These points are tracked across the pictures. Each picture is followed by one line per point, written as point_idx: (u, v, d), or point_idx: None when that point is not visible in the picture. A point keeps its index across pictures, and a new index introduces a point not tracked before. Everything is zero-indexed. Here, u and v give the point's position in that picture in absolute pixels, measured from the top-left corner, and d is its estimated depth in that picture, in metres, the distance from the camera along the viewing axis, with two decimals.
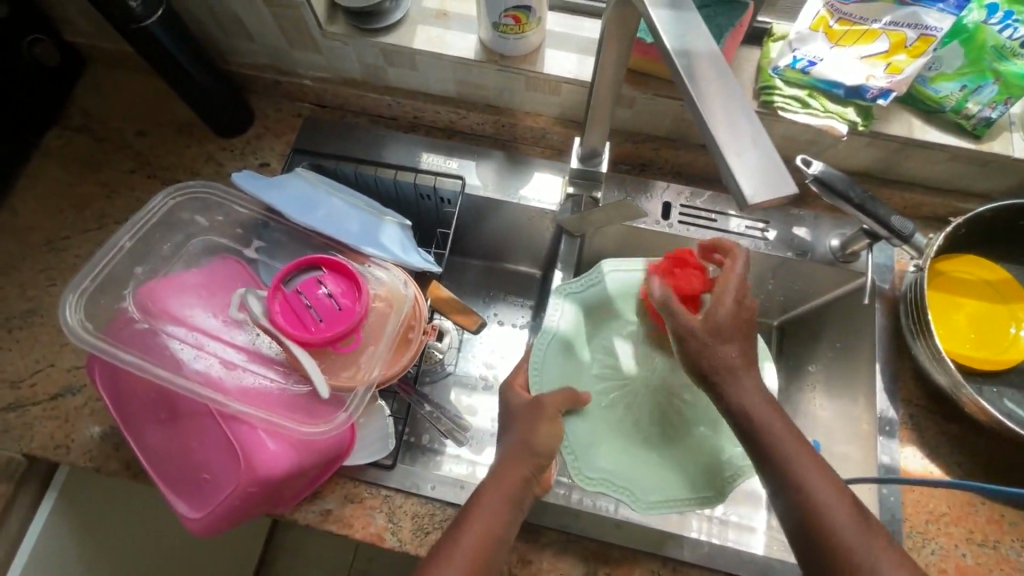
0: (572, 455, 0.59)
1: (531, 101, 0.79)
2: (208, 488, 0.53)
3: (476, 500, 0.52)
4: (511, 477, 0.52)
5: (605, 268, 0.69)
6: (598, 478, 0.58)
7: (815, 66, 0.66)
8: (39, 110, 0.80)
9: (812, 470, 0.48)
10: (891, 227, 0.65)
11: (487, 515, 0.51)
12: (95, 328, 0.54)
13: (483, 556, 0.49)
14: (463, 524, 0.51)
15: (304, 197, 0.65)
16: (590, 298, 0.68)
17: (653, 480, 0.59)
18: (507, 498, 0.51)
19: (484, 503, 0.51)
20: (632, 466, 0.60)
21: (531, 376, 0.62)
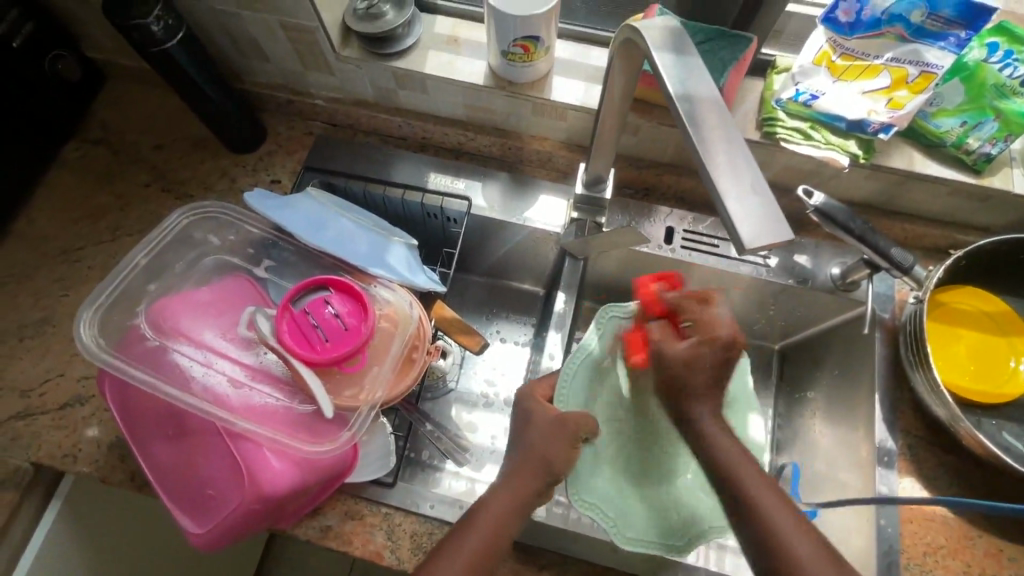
0: (574, 476, 0.59)
1: (538, 126, 0.80)
2: (212, 504, 0.54)
3: (477, 513, 0.52)
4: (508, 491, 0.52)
5: None
6: (592, 502, 0.58)
7: (817, 100, 0.68)
8: (59, 123, 0.83)
9: (772, 496, 0.47)
10: (891, 258, 0.65)
11: (486, 529, 0.51)
12: (108, 344, 0.55)
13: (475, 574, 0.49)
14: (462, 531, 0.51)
15: (314, 217, 0.66)
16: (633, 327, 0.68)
17: (647, 516, 0.59)
18: (502, 512, 0.51)
19: (480, 514, 0.51)
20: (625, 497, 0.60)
21: (557, 386, 0.63)
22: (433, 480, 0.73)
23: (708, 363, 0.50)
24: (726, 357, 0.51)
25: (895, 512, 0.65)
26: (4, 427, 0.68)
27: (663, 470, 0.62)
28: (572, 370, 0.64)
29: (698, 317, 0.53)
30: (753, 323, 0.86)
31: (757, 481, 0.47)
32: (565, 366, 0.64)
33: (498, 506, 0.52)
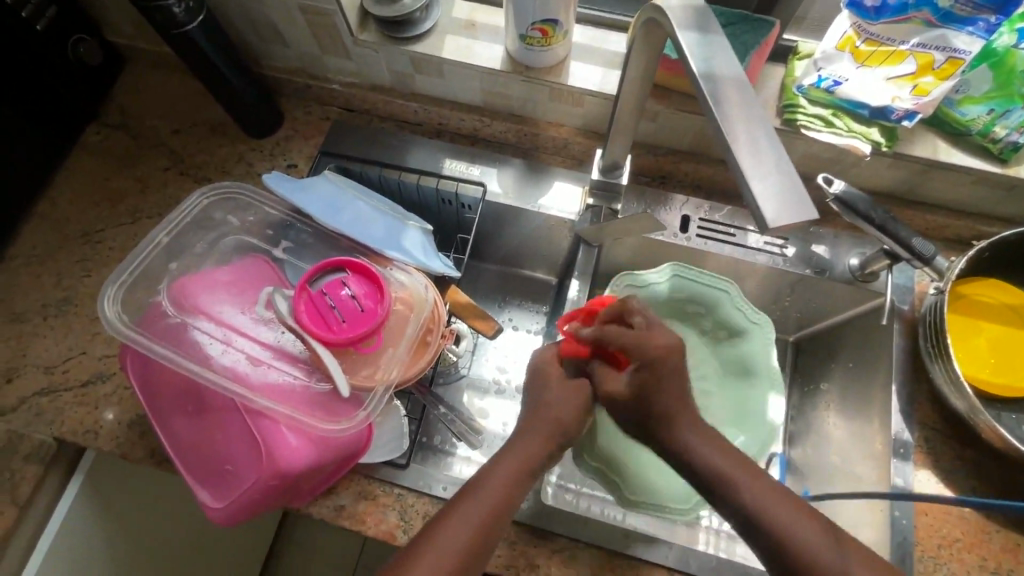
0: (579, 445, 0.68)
1: (555, 112, 0.80)
2: (230, 479, 0.55)
3: (476, 488, 0.52)
4: (510, 464, 0.53)
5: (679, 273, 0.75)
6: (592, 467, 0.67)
7: (840, 85, 0.66)
8: (81, 106, 0.84)
9: (757, 489, 0.48)
10: (912, 248, 0.65)
11: (487, 502, 0.51)
12: (131, 320, 0.57)
13: (472, 549, 0.49)
14: (461, 502, 0.51)
15: (332, 199, 0.67)
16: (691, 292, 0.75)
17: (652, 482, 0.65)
18: (506, 486, 0.52)
19: (487, 487, 0.52)
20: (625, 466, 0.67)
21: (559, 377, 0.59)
22: (444, 463, 0.73)
23: (654, 382, 0.50)
24: (672, 367, 0.50)
25: (909, 504, 0.65)
26: (28, 403, 0.70)
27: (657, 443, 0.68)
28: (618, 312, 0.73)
29: (634, 334, 0.52)
30: (768, 314, 0.85)
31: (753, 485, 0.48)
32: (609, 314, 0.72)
33: (501, 481, 0.52)
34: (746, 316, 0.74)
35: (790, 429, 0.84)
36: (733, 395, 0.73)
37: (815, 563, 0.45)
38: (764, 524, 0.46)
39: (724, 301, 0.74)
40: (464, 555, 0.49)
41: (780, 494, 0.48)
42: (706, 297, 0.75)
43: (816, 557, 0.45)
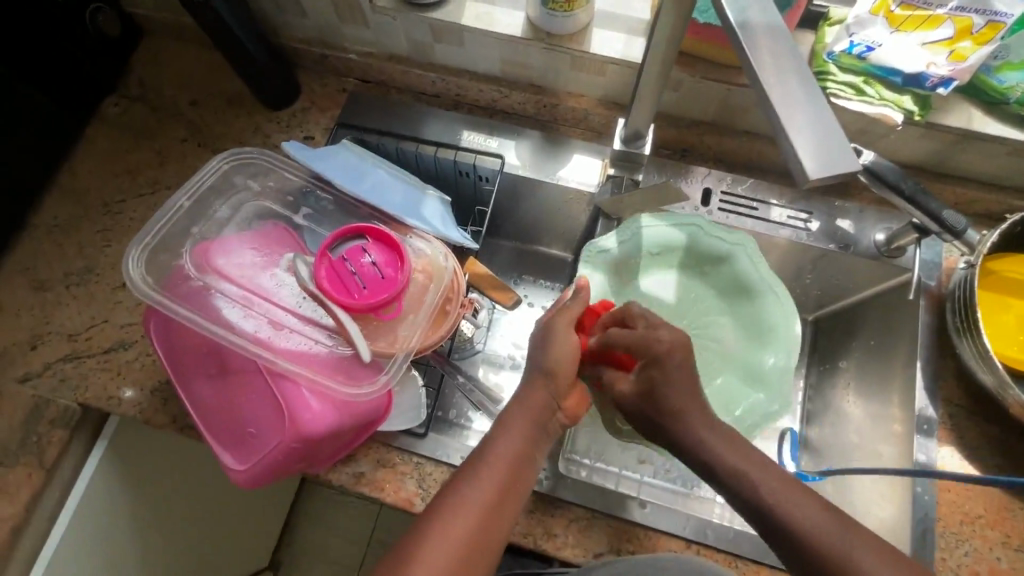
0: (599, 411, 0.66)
1: (576, 82, 0.79)
2: (253, 442, 0.55)
3: (479, 461, 0.53)
4: (519, 432, 0.55)
5: (643, 220, 0.72)
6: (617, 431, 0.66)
7: (873, 51, 0.64)
8: (99, 77, 0.84)
9: (761, 471, 0.48)
10: (943, 221, 0.63)
11: (496, 475, 0.52)
12: (155, 282, 0.57)
13: (486, 520, 0.51)
14: (470, 475, 0.52)
15: (352, 167, 0.66)
16: (661, 236, 0.73)
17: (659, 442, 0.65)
18: (518, 450, 0.54)
19: (492, 455, 0.53)
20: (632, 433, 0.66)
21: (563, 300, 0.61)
22: (460, 434, 0.73)
23: (660, 381, 0.50)
24: (676, 363, 0.50)
25: (932, 480, 0.64)
26: (53, 368, 0.71)
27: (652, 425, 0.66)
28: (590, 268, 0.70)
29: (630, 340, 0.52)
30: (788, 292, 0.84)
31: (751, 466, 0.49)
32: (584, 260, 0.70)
33: (509, 448, 0.54)
34: (724, 240, 0.72)
35: (807, 408, 0.82)
36: (739, 317, 0.72)
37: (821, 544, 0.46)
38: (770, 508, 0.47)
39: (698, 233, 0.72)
40: (481, 525, 0.50)
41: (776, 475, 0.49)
42: (681, 238, 0.73)
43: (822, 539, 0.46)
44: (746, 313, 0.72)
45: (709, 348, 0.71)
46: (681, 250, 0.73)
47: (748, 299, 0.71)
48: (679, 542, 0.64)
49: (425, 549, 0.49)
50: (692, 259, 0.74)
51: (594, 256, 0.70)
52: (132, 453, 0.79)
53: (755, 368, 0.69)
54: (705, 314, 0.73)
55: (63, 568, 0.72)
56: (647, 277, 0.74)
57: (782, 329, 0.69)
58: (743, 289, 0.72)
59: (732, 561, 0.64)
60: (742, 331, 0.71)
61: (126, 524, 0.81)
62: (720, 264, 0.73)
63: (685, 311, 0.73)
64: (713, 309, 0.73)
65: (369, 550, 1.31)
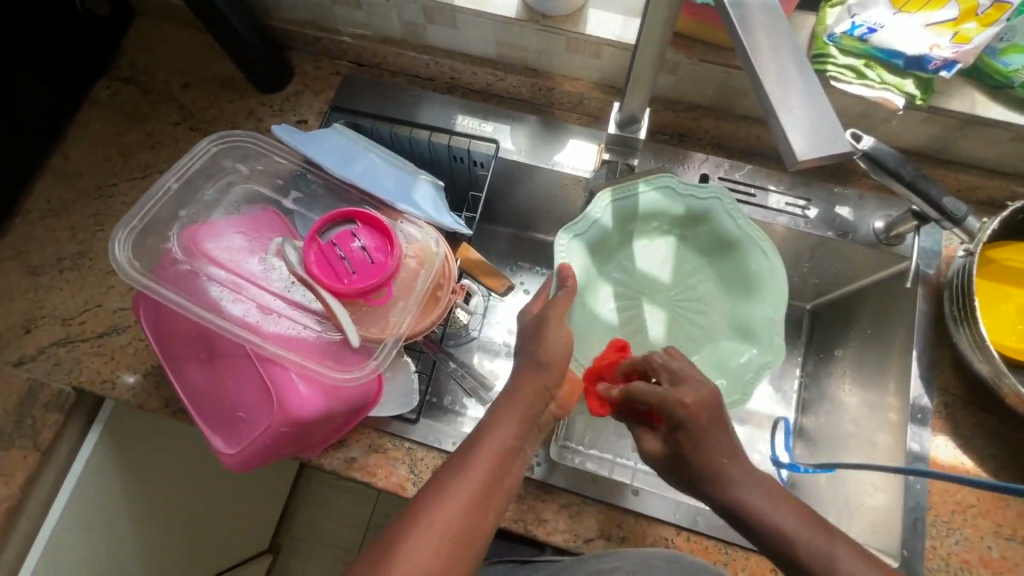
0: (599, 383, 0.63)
1: (571, 64, 0.78)
2: (242, 426, 0.55)
3: (467, 453, 0.53)
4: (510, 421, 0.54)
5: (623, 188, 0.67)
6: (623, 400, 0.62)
7: (876, 33, 0.62)
8: (89, 59, 0.82)
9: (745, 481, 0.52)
10: (942, 208, 0.62)
11: (482, 466, 0.52)
12: (142, 266, 0.57)
13: (474, 509, 0.51)
14: (457, 466, 0.52)
15: (342, 150, 0.66)
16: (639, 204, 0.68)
17: None
18: (507, 439, 0.54)
19: (480, 444, 0.53)
20: None
21: (551, 288, 0.61)
22: (453, 421, 0.73)
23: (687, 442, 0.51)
24: (704, 422, 0.50)
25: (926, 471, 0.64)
26: (47, 352, 0.71)
27: None
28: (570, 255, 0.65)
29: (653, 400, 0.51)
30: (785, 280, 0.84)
31: (742, 473, 0.52)
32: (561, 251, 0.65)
33: (496, 437, 0.54)
34: (702, 197, 0.67)
35: (803, 398, 0.82)
36: (723, 271, 0.69)
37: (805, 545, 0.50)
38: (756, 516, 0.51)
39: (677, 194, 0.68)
40: (466, 516, 0.50)
41: (767, 489, 0.52)
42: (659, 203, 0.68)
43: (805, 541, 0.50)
44: (731, 267, 0.68)
45: (692, 311, 0.70)
46: (660, 214, 0.69)
47: (731, 253, 0.68)
48: (670, 529, 0.64)
49: (414, 540, 0.49)
50: (676, 219, 0.69)
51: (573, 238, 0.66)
52: (127, 437, 0.79)
53: (741, 322, 0.66)
54: (688, 275, 0.70)
55: (61, 549, 0.73)
56: (629, 247, 0.70)
57: (768, 282, 0.65)
58: (726, 245, 0.68)
59: (722, 547, 0.64)
60: (726, 287, 0.68)
61: (123, 507, 0.82)
62: (701, 222, 0.69)
63: (669, 273, 0.71)
64: (694, 270, 0.70)
65: (368, 534, 1.33)
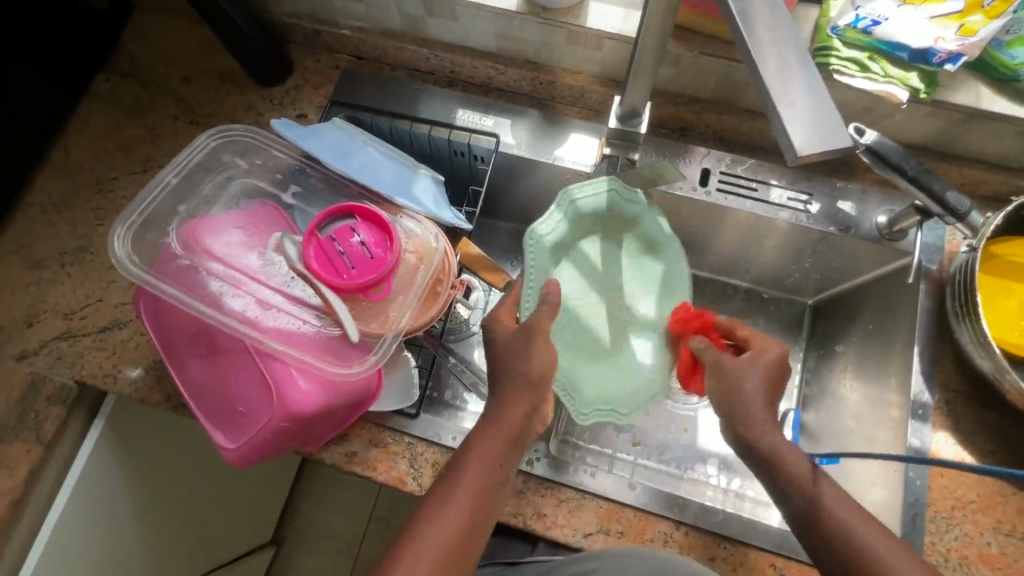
0: (567, 394, 0.67)
1: (572, 57, 0.77)
2: (243, 421, 0.56)
3: (460, 464, 0.54)
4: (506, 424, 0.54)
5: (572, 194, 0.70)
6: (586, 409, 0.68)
7: (880, 25, 0.62)
8: (89, 52, 0.82)
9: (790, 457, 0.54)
10: (946, 203, 0.61)
11: (477, 474, 0.53)
12: (141, 261, 0.57)
13: (472, 516, 0.52)
14: (453, 476, 0.53)
15: (341, 145, 0.65)
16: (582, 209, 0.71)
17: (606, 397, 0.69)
18: (501, 443, 0.54)
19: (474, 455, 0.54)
20: (591, 390, 0.69)
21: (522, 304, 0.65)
22: (453, 416, 0.74)
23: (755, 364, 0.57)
24: (768, 364, 0.58)
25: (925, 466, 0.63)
26: (49, 347, 0.72)
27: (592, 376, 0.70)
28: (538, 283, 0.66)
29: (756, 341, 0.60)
30: (787, 275, 0.84)
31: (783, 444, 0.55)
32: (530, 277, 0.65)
33: (487, 449, 0.54)
34: (629, 202, 0.72)
35: (804, 393, 0.83)
36: (642, 272, 0.75)
37: (845, 523, 0.52)
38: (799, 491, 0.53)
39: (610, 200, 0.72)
40: (465, 522, 0.52)
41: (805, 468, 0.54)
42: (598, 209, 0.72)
43: (844, 518, 0.52)
44: (649, 270, 0.75)
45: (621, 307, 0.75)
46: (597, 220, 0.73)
47: (652, 255, 0.75)
48: (669, 524, 0.64)
49: (417, 548, 0.50)
50: (607, 223, 0.74)
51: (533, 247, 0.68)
52: (130, 430, 0.80)
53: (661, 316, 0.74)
54: (619, 275, 0.75)
55: (65, 542, 0.74)
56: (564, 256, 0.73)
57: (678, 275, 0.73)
58: (649, 250, 0.74)
59: (721, 542, 0.64)
60: (641, 290, 0.75)
61: (126, 500, 0.82)
62: (629, 228, 0.74)
63: (592, 283, 0.75)
64: (622, 269, 0.75)
65: (370, 526, 1.34)
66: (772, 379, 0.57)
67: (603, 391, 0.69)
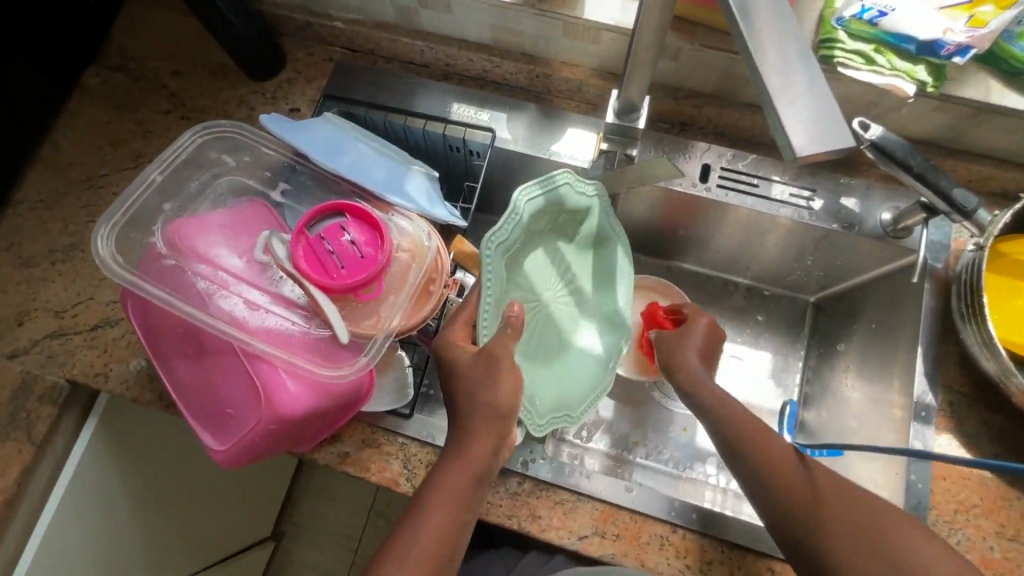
0: (527, 411, 0.61)
1: (569, 50, 0.75)
2: (231, 423, 0.55)
3: (443, 467, 0.54)
4: (490, 427, 0.54)
5: (544, 190, 0.61)
6: (545, 421, 0.63)
7: (886, 16, 0.60)
8: (79, 46, 0.81)
9: (771, 451, 0.56)
10: (952, 201, 0.60)
11: (463, 477, 0.53)
12: (126, 261, 0.56)
13: (456, 519, 0.52)
14: (440, 475, 0.53)
15: (331, 141, 0.64)
16: (547, 204, 0.62)
17: (565, 404, 0.66)
18: (486, 447, 0.54)
19: (461, 455, 0.53)
20: (546, 397, 0.65)
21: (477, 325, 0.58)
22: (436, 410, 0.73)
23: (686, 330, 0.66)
24: (699, 327, 0.66)
25: (927, 468, 0.62)
26: (40, 345, 0.71)
27: (542, 381, 0.66)
28: (496, 297, 0.58)
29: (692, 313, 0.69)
30: (789, 272, 0.82)
31: (765, 443, 0.57)
32: (488, 292, 0.57)
33: (477, 450, 0.53)
34: (590, 198, 0.65)
35: (805, 392, 0.82)
36: (586, 265, 0.70)
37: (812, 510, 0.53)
38: (777, 483, 0.55)
39: (573, 194, 0.63)
40: (449, 526, 0.52)
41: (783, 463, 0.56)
42: (563, 204, 0.63)
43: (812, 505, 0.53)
44: (587, 261, 0.71)
45: (559, 300, 0.70)
46: (555, 214, 0.65)
47: (596, 248, 0.70)
48: (666, 526, 0.63)
49: (403, 552, 0.50)
50: (562, 219, 0.66)
51: (493, 256, 0.58)
52: (124, 428, 0.79)
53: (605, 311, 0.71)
54: (563, 269, 0.70)
55: (59, 540, 0.74)
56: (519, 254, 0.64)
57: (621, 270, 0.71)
58: (592, 240, 0.69)
59: (719, 546, 0.63)
60: (576, 279, 0.71)
61: (121, 498, 0.82)
62: (578, 218, 0.67)
63: (534, 274, 0.68)
64: (566, 262, 0.70)
65: (369, 522, 1.34)
66: (707, 345, 0.66)
67: (555, 396, 0.65)
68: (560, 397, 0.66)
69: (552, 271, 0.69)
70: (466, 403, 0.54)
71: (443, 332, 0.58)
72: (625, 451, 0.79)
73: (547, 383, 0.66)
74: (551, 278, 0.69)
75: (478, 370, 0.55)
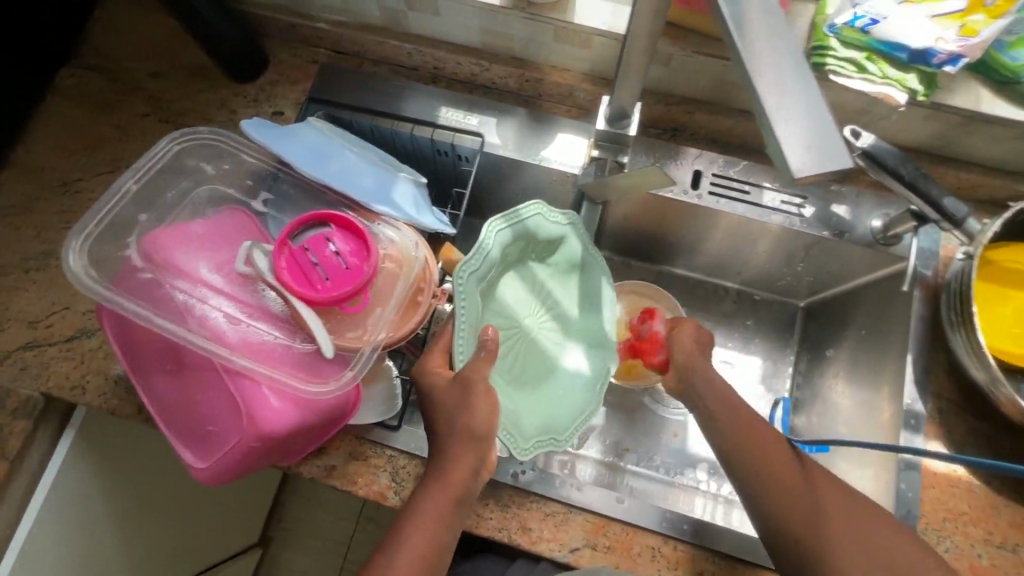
0: (510, 435, 0.59)
1: (559, 54, 0.74)
2: (214, 440, 0.53)
3: (426, 484, 0.53)
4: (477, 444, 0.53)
5: (512, 219, 0.61)
6: (531, 445, 0.61)
7: (878, 24, 0.60)
8: (52, 46, 0.78)
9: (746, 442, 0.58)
10: (943, 210, 0.59)
11: (449, 495, 0.52)
12: (100, 275, 0.53)
13: (441, 538, 0.51)
14: (428, 489, 0.52)
15: (316, 148, 0.62)
16: (517, 232, 0.62)
17: (553, 428, 0.64)
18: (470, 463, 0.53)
19: (448, 469, 0.52)
20: (532, 421, 0.63)
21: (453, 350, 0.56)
22: (411, 420, 0.68)
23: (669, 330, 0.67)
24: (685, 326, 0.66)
25: (916, 476, 0.63)
26: (13, 357, 0.69)
27: (528, 406, 0.64)
28: (470, 324, 0.56)
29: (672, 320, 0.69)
30: (779, 278, 0.82)
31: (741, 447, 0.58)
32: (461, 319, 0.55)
33: (466, 462, 0.52)
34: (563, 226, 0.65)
35: (796, 397, 0.82)
36: (567, 290, 0.69)
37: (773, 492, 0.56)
38: (748, 472, 0.57)
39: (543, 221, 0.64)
40: (432, 546, 0.51)
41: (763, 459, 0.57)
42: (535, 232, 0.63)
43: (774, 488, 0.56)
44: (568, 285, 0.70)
45: (541, 326, 0.69)
46: (529, 241, 0.64)
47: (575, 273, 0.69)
48: (658, 537, 0.63)
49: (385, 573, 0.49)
50: (537, 246, 0.66)
51: (464, 282, 0.57)
52: (102, 441, 0.77)
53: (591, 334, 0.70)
54: (543, 295, 0.69)
55: (35, 558, 0.71)
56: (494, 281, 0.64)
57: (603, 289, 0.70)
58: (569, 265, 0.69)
59: (710, 557, 0.63)
60: (558, 304, 0.70)
61: (99, 511, 0.79)
62: (553, 245, 0.67)
63: (513, 302, 0.67)
64: (545, 288, 0.69)
65: (359, 526, 1.32)
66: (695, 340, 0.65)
67: (542, 421, 0.64)
68: (546, 421, 0.64)
69: (532, 297, 0.68)
70: (451, 418, 0.53)
71: (422, 359, 0.58)
72: (617, 458, 0.78)
73: (533, 408, 0.64)
74: (532, 304, 0.69)
75: (469, 384, 0.53)
